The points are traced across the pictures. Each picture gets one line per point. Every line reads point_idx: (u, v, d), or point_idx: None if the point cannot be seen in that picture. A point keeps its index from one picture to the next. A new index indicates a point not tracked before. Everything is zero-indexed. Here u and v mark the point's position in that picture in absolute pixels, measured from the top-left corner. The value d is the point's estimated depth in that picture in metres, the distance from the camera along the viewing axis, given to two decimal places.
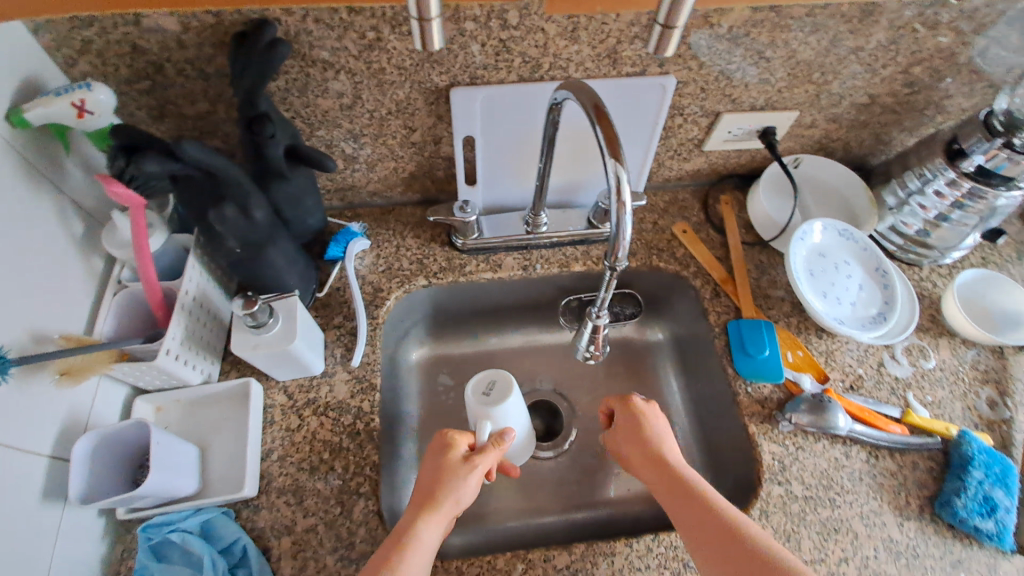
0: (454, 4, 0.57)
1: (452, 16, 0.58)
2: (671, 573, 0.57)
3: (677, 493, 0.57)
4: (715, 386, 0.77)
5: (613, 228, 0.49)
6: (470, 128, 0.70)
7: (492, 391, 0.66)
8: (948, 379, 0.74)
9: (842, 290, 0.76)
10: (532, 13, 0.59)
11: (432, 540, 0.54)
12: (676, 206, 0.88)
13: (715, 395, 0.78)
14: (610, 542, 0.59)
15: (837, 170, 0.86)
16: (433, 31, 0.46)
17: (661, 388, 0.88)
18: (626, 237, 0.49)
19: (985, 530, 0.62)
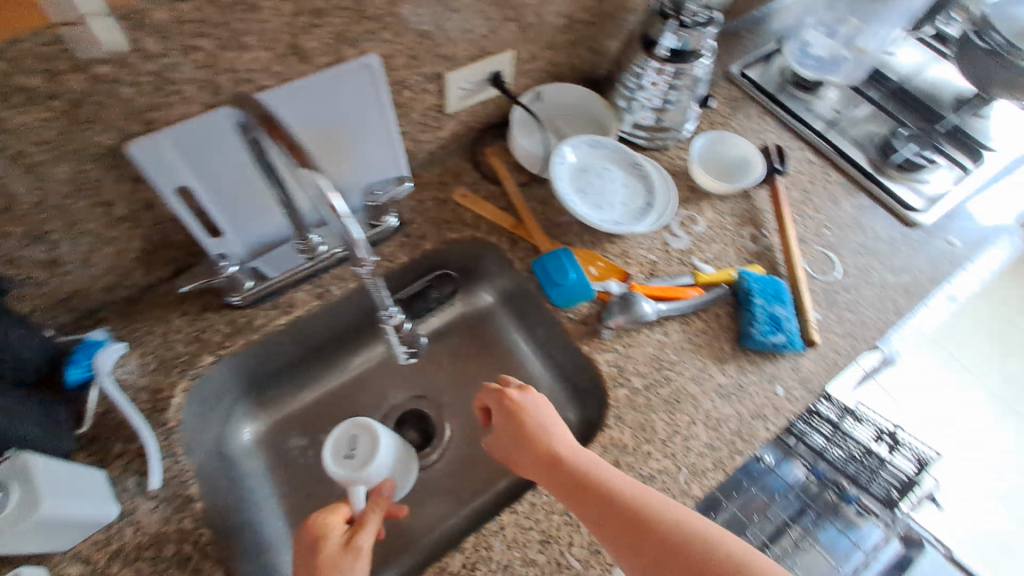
0: (64, 49, 0.47)
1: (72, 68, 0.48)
2: (558, 514, 0.61)
3: (571, 482, 0.58)
4: (546, 325, 0.81)
5: (344, 234, 0.57)
6: (178, 179, 0.60)
7: (355, 452, 0.66)
8: (717, 234, 0.85)
9: (614, 195, 0.81)
10: (172, 35, 0.51)
11: None
12: (452, 174, 0.87)
13: (548, 331, 0.82)
14: (497, 519, 0.60)
15: (573, 90, 0.91)
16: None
17: (510, 344, 0.91)
18: (357, 236, 0.57)
19: (779, 343, 0.73)
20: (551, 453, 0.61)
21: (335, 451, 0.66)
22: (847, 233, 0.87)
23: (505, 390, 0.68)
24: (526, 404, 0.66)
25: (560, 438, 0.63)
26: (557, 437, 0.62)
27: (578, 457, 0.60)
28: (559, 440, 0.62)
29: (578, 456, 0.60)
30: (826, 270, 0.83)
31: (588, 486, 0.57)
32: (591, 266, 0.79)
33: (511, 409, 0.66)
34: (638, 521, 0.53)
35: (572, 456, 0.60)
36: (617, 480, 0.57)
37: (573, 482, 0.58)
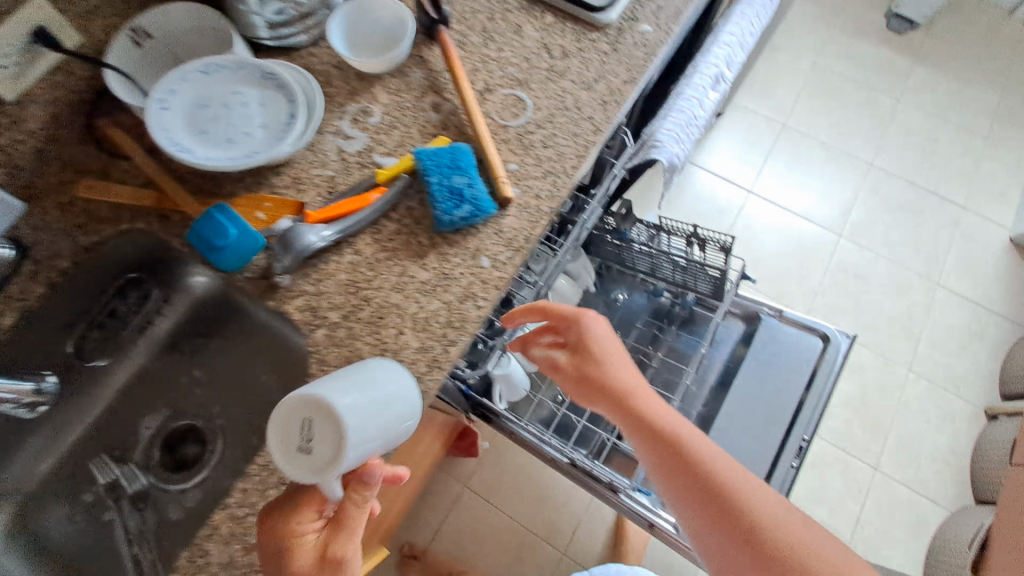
0: None
1: None
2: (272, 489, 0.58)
3: (608, 397, 0.74)
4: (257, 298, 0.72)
5: None
6: None
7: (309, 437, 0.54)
8: (396, 118, 0.76)
9: (245, 122, 0.71)
10: None
11: None
12: (75, 168, 0.75)
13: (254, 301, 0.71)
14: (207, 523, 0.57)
15: (171, 13, 0.76)
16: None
17: (248, 319, 0.78)
18: None
19: (468, 215, 0.67)
20: (596, 373, 0.75)
21: (285, 446, 0.54)
22: (536, 63, 0.79)
23: (581, 314, 0.78)
24: (592, 327, 0.77)
25: (602, 369, 0.75)
26: (588, 358, 0.76)
27: (609, 373, 0.75)
28: (594, 356, 0.76)
29: (609, 376, 0.75)
30: (517, 112, 0.76)
31: (628, 415, 0.72)
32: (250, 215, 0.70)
33: (575, 312, 0.78)
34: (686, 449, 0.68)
35: (619, 379, 0.74)
36: (647, 403, 0.72)
37: (604, 397, 0.74)
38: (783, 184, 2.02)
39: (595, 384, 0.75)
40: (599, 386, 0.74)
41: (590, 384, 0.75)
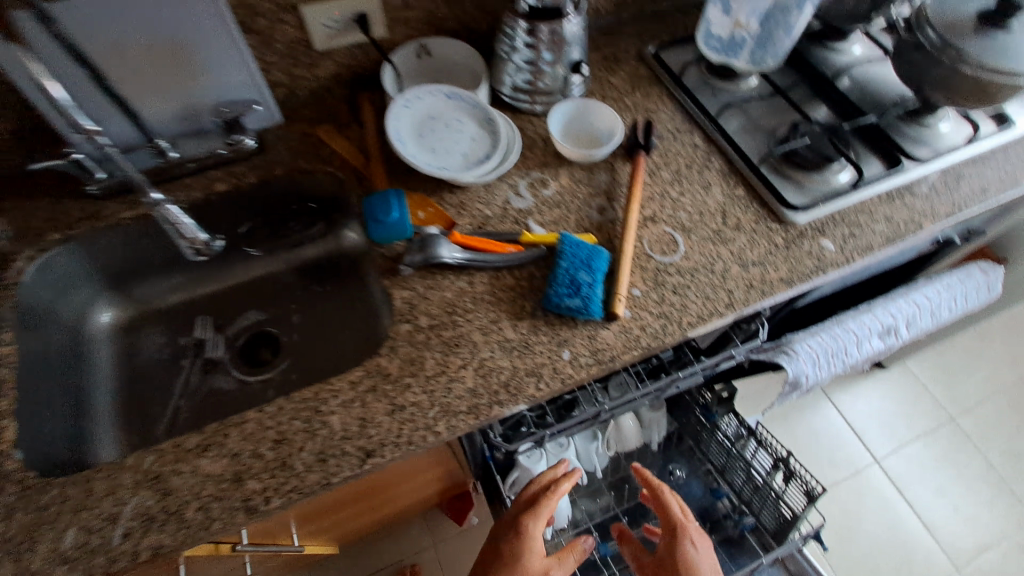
0: None
1: None
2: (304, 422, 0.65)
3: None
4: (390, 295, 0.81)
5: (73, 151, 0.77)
6: (15, 60, 0.68)
7: None
8: (566, 200, 0.83)
9: (453, 145, 0.81)
10: None
11: (536, 528, 0.83)
12: (324, 113, 0.91)
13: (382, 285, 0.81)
14: (242, 414, 0.65)
15: (460, 48, 0.93)
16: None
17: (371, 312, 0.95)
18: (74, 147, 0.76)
19: (575, 306, 0.71)
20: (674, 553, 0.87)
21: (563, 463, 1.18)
22: (706, 220, 0.82)
23: (684, 527, 0.88)
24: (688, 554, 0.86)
25: (682, 564, 0.86)
26: (671, 536, 0.89)
27: (688, 560, 0.86)
28: (671, 549, 0.88)
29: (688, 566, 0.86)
30: (667, 250, 0.79)
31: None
32: (461, 240, 0.76)
33: (663, 507, 0.91)
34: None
35: (683, 563, 0.86)
36: (700, 562, 0.86)
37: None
38: (942, 483, 1.65)
39: (676, 571, 0.86)
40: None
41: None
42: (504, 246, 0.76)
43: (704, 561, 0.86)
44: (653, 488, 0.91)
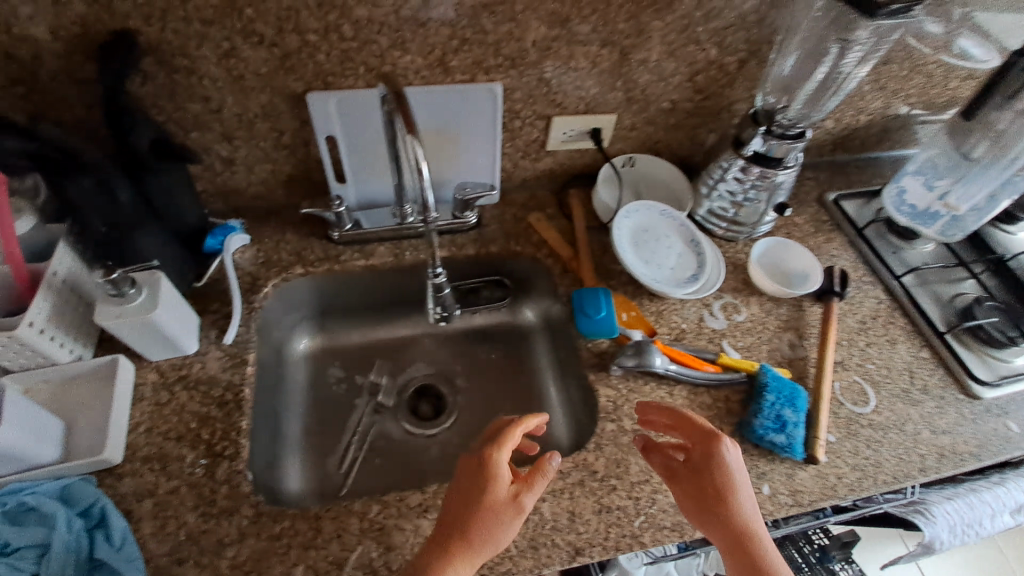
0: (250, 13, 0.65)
1: (247, 33, 0.67)
2: None
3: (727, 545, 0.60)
4: (579, 383, 0.86)
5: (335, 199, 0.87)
6: (330, 128, 0.79)
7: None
8: (756, 329, 0.88)
9: (664, 259, 0.87)
10: (334, 36, 0.69)
11: (507, 537, 0.58)
12: (533, 201, 1.00)
13: (577, 375, 0.86)
14: None
15: (663, 167, 1.01)
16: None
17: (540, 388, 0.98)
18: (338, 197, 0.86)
19: (780, 443, 0.74)
20: (694, 465, 0.64)
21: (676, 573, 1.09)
22: (892, 377, 0.85)
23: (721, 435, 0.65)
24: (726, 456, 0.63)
25: (708, 476, 0.63)
26: (705, 455, 0.64)
27: (723, 479, 0.62)
28: (701, 461, 0.64)
29: (722, 500, 0.61)
30: (859, 401, 0.83)
31: (734, 535, 0.60)
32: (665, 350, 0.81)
33: (687, 422, 0.67)
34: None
35: (722, 482, 0.62)
36: (743, 503, 0.61)
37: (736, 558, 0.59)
38: None
39: (707, 503, 0.62)
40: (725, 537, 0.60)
41: (711, 515, 0.61)
42: (702, 363, 0.81)
43: (733, 452, 0.64)
44: (668, 412, 0.69)
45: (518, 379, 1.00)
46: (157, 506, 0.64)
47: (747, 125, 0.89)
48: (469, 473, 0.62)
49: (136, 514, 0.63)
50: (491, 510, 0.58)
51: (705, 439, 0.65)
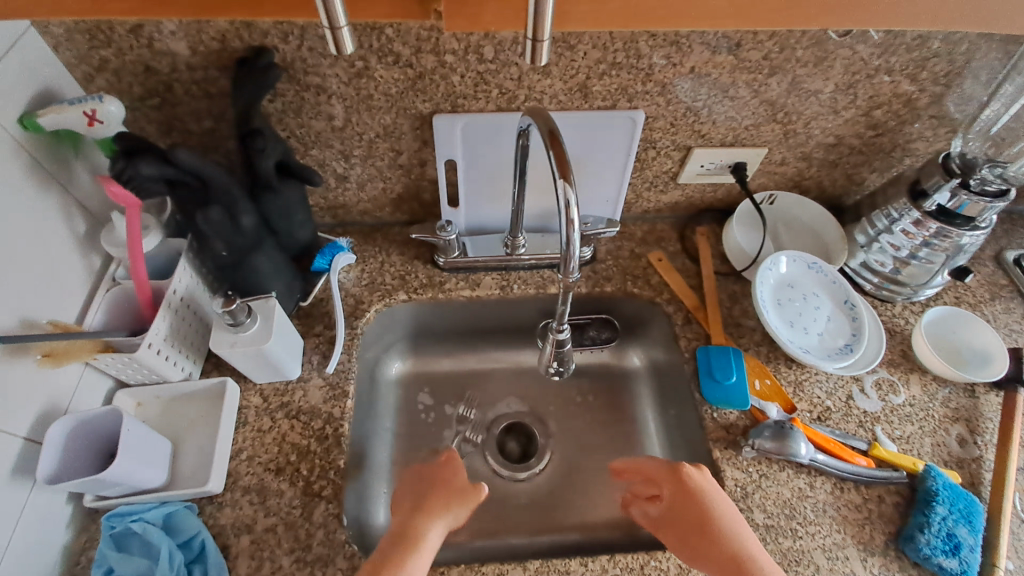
0: (394, 31, 0.60)
1: (385, 51, 0.62)
2: None
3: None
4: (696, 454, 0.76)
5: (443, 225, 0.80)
6: (451, 152, 0.74)
7: None
8: (917, 415, 0.74)
9: (810, 321, 0.76)
10: (473, 57, 0.64)
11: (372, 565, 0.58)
12: (654, 235, 0.90)
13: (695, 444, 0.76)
14: (565, 561, 0.63)
15: (811, 209, 0.87)
16: (347, 37, 0.43)
17: (642, 442, 0.89)
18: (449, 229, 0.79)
19: (950, 569, 0.62)
20: (668, 497, 0.64)
21: None
22: None
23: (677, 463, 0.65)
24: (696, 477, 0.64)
25: (686, 505, 0.62)
26: (675, 488, 0.64)
27: (700, 506, 0.62)
28: (676, 493, 0.63)
29: (705, 525, 0.61)
30: None
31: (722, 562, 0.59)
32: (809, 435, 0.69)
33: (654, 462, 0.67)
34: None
35: (700, 509, 0.62)
36: (725, 519, 0.61)
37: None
38: None
39: (692, 532, 0.61)
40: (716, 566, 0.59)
41: (697, 546, 0.60)
42: (852, 455, 0.69)
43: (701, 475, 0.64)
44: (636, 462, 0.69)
45: (620, 432, 0.90)
46: (253, 545, 0.61)
47: (934, 173, 0.74)
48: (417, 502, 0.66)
49: (232, 551, 0.61)
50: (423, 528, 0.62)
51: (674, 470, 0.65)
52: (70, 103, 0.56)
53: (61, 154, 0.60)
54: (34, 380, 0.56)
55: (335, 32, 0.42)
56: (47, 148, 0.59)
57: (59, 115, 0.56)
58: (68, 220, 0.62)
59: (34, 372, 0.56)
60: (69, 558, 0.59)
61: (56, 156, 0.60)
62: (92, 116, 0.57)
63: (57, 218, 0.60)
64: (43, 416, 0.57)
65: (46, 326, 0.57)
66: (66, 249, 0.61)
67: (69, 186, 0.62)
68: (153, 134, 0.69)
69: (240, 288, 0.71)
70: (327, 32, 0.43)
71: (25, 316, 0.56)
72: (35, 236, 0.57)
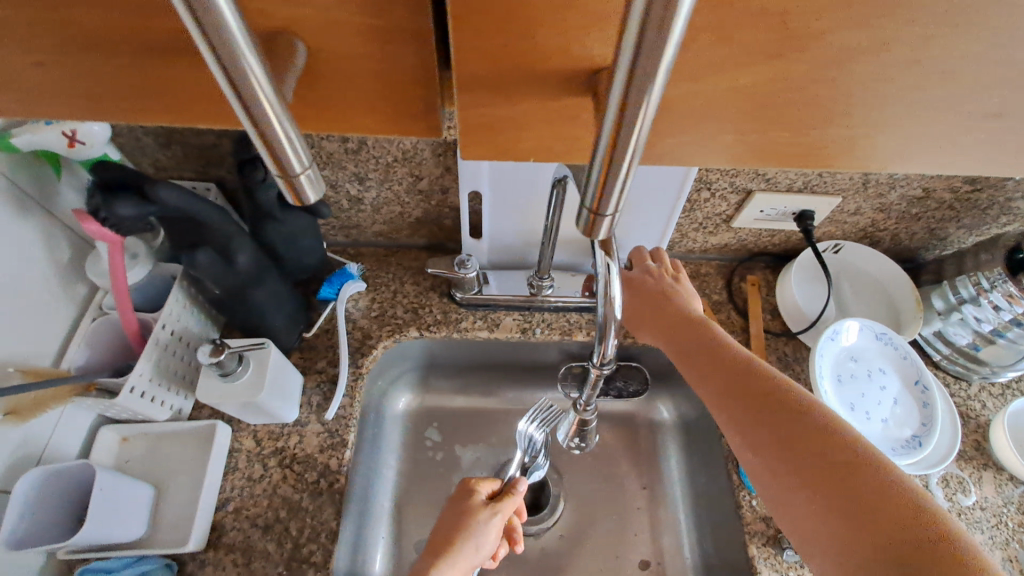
0: None
1: None
2: None
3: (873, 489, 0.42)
4: (728, 538, 0.67)
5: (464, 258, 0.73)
6: (478, 182, 0.66)
7: None
8: (990, 522, 0.64)
9: (873, 403, 0.67)
10: None
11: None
12: (697, 280, 0.80)
13: (728, 526, 0.67)
14: None
15: (881, 262, 0.75)
16: (308, 183, 0.32)
17: None
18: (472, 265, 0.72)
19: None
20: (728, 395, 0.52)
21: None
22: None
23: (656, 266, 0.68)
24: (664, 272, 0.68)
25: (744, 386, 0.51)
26: (718, 362, 0.54)
27: (757, 373, 0.52)
28: (723, 376, 0.53)
29: (776, 408, 0.48)
30: None
31: (790, 408, 0.48)
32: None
33: (667, 324, 0.62)
34: (881, 504, 0.41)
35: (734, 354, 0.54)
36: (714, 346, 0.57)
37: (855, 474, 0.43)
38: None
39: (773, 437, 0.47)
40: (816, 462, 0.44)
41: (773, 448, 0.47)
42: None
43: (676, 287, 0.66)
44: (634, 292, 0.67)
45: None
46: None
47: None
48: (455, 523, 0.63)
49: None
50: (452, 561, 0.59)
51: (698, 338, 0.58)
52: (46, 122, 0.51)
53: (40, 173, 0.55)
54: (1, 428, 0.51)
55: (290, 180, 0.31)
56: (25, 168, 0.53)
57: (34, 135, 0.49)
58: (49, 245, 0.56)
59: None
60: None
61: (35, 176, 0.54)
62: (73, 137, 0.52)
63: (36, 245, 0.55)
64: (14, 462, 0.52)
65: (15, 373, 0.51)
66: (45, 277, 0.56)
67: (51, 207, 0.57)
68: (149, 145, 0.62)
69: (236, 321, 0.64)
70: (276, 178, 0.31)
71: None
72: (9, 267, 0.52)
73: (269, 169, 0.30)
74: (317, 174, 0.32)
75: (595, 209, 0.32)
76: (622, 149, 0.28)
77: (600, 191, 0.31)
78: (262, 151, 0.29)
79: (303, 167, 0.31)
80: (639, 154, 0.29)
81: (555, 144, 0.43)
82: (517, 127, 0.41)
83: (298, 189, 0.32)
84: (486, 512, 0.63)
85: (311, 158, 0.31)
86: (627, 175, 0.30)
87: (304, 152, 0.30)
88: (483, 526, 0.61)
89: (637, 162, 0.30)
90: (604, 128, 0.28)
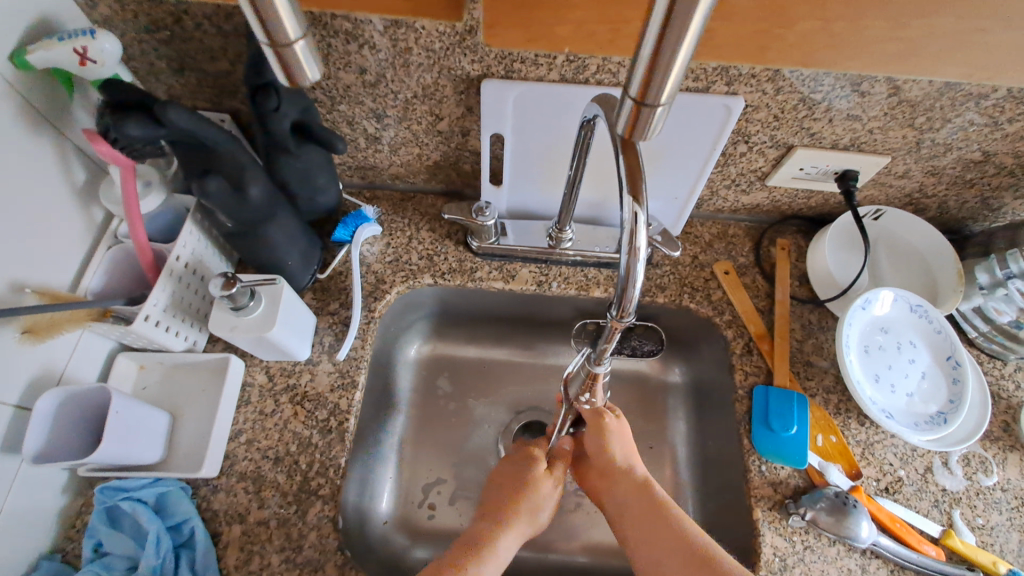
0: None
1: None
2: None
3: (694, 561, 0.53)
4: (731, 503, 0.66)
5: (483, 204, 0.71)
6: (500, 125, 0.63)
7: None
8: (1010, 504, 0.62)
9: (899, 377, 0.64)
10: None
11: (507, 554, 0.56)
12: (724, 240, 0.77)
13: (730, 488, 0.67)
14: None
15: (923, 230, 0.71)
16: (302, 57, 0.35)
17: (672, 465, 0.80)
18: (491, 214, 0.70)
19: None
20: (634, 537, 0.57)
21: None
22: None
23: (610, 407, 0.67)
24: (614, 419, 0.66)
25: (655, 536, 0.55)
26: (632, 488, 0.60)
27: (675, 531, 0.55)
28: (635, 499, 0.59)
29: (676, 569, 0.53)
30: None
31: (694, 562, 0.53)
32: (871, 511, 0.60)
33: (600, 462, 0.64)
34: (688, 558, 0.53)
35: (631, 469, 0.62)
36: (621, 482, 0.61)
37: None
38: None
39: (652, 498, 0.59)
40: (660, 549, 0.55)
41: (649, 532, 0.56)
42: (919, 542, 0.59)
43: (623, 429, 0.65)
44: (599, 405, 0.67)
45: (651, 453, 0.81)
46: (244, 535, 0.58)
47: None
48: (509, 488, 0.62)
49: (223, 540, 0.58)
50: (511, 530, 0.58)
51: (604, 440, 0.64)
52: (57, 37, 0.49)
53: (54, 94, 0.53)
54: (21, 350, 0.52)
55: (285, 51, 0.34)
56: (38, 87, 0.52)
57: (48, 52, 0.48)
58: (65, 169, 0.56)
59: (16, 346, 0.52)
60: (63, 524, 0.57)
61: (49, 98, 0.53)
62: (84, 55, 0.50)
63: (51, 168, 0.54)
64: (36, 381, 0.54)
65: (32, 295, 0.52)
66: (61, 202, 0.55)
67: (66, 130, 0.56)
68: (161, 68, 0.60)
69: (250, 257, 0.64)
70: (267, 50, 0.34)
71: (9, 278, 0.50)
72: (24, 189, 0.51)
73: (259, 38, 0.33)
74: (310, 52, 0.35)
75: (640, 98, 0.35)
76: (672, 39, 0.30)
77: (647, 80, 0.33)
78: (252, 18, 0.32)
79: (296, 36, 0.34)
80: (693, 46, 0.31)
81: (592, 24, 0.51)
82: (556, 7, 0.50)
83: (293, 65, 0.35)
84: (545, 481, 0.63)
85: (305, 33, 0.34)
86: (675, 65, 0.32)
87: (297, 23, 0.33)
88: (542, 492, 0.62)
89: (690, 51, 0.31)
90: (655, 21, 0.30)
